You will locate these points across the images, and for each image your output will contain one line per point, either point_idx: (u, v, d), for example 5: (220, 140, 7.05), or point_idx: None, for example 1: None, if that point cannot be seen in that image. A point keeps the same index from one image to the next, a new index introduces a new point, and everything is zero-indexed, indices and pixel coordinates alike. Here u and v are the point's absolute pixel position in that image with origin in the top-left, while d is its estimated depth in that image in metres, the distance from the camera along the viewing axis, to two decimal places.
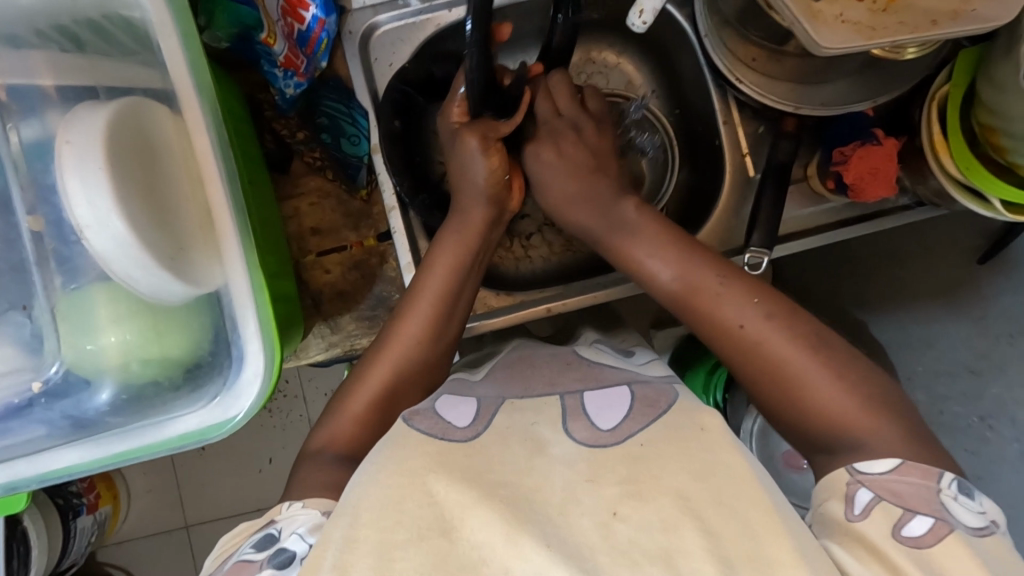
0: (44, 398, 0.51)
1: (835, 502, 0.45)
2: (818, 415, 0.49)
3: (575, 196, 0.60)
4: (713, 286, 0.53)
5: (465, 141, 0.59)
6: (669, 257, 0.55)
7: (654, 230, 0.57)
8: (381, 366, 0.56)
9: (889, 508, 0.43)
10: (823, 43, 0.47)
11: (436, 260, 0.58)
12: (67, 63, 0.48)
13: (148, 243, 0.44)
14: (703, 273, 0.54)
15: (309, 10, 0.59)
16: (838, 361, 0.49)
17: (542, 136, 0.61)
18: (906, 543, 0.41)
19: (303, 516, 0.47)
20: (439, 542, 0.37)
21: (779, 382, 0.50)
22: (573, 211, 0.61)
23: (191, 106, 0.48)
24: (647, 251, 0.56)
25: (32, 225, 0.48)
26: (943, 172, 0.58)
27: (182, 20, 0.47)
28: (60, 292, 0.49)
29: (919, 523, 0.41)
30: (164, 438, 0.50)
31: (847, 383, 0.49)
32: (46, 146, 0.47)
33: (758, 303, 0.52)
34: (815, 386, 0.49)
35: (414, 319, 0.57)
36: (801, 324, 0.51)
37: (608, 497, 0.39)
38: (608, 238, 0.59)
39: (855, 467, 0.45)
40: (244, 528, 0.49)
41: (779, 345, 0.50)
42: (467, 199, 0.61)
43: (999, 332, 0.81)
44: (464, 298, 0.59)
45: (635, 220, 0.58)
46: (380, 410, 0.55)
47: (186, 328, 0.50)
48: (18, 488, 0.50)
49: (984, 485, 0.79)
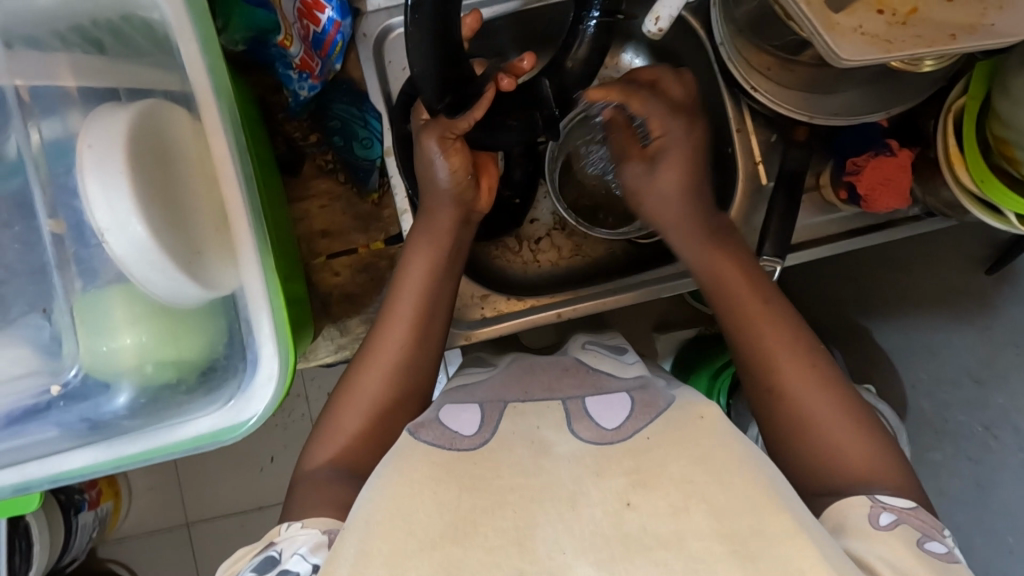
0: (63, 401, 0.50)
1: (857, 514, 0.45)
2: (837, 463, 0.49)
3: (690, 187, 0.60)
4: (786, 322, 0.55)
5: (423, 144, 0.59)
6: (756, 282, 0.56)
7: (742, 255, 0.58)
8: (376, 375, 0.57)
9: (909, 529, 0.44)
10: (843, 54, 0.47)
11: (412, 260, 0.60)
12: (87, 66, 0.48)
13: (167, 247, 0.44)
14: (778, 308, 0.55)
15: (324, 12, 0.60)
16: (873, 427, 0.51)
17: (687, 122, 0.60)
18: (929, 553, 0.42)
19: (303, 535, 0.47)
20: (445, 551, 0.37)
21: (807, 425, 0.51)
22: (679, 205, 0.60)
23: (209, 109, 0.48)
24: (706, 261, 0.58)
25: (53, 228, 0.47)
26: (959, 185, 0.58)
27: (202, 25, 0.47)
28: (80, 293, 0.49)
29: (937, 545, 0.43)
30: (180, 439, 0.50)
31: (877, 448, 0.50)
32: (67, 147, 0.47)
33: (807, 335, 0.55)
34: (847, 440, 0.50)
35: (399, 324, 0.58)
36: (847, 387, 0.53)
37: (616, 488, 0.39)
38: (699, 242, 0.59)
39: (876, 495, 0.46)
40: (240, 556, 0.48)
41: (815, 389, 0.52)
42: (432, 199, 0.61)
43: (1003, 341, 0.79)
44: (444, 296, 0.60)
45: (727, 233, 0.60)
46: (372, 419, 0.56)
47: (201, 331, 0.51)
48: (28, 488, 0.50)
49: (984, 494, 0.78)
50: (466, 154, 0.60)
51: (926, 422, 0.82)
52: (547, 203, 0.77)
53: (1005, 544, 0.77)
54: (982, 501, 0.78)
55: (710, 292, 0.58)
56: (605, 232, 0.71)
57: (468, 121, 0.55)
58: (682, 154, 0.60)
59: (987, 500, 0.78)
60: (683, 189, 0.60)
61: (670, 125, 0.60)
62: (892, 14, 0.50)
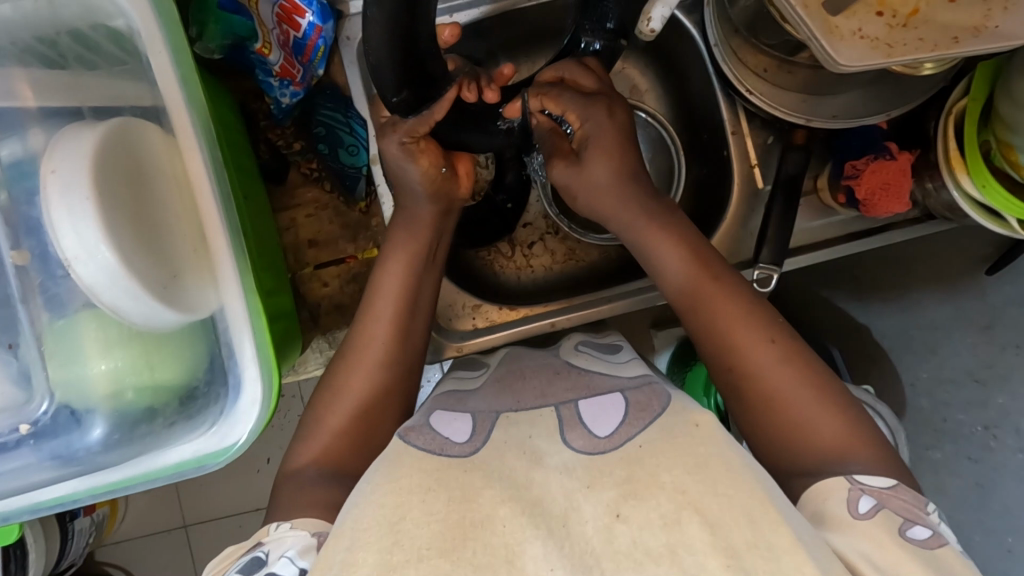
0: (33, 438, 0.50)
1: (834, 501, 0.42)
2: (811, 445, 0.47)
3: (627, 171, 0.58)
4: (736, 305, 0.53)
5: (387, 151, 0.57)
6: (709, 264, 0.55)
7: (686, 233, 0.57)
8: (351, 388, 0.55)
9: (891, 514, 0.41)
10: (841, 59, 0.46)
11: (388, 265, 0.58)
12: (47, 82, 0.46)
13: (141, 272, 0.43)
14: (729, 294, 0.53)
15: (305, 17, 0.57)
16: (843, 399, 0.49)
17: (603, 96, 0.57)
18: (912, 543, 0.39)
19: (291, 538, 0.45)
20: (435, 563, 0.35)
21: (777, 406, 0.49)
22: (615, 194, 0.58)
23: (184, 124, 0.46)
24: (669, 243, 0.56)
25: (16, 259, 0.46)
26: (958, 188, 0.56)
27: (173, 33, 0.45)
28: (47, 325, 0.47)
29: (921, 529, 0.41)
30: (161, 467, 0.49)
31: (849, 418, 0.48)
32: (30, 173, 0.46)
33: (784, 326, 0.52)
34: (817, 417, 0.48)
35: (377, 328, 0.57)
36: (815, 362, 0.51)
37: (607, 499, 0.37)
38: (637, 218, 0.57)
39: (854, 477, 0.44)
40: (228, 555, 0.46)
41: (794, 376, 0.50)
42: (410, 198, 0.60)
43: (1005, 341, 0.78)
44: (426, 289, 0.59)
45: (671, 213, 0.58)
46: (359, 436, 0.54)
47: (180, 357, 0.49)
48: (9, 519, 0.49)
49: (984, 493, 0.77)
50: (436, 151, 0.58)
51: (925, 420, 0.81)
52: (538, 208, 0.75)
53: (1004, 544, 0.77)
54: (981, 503, 0.78)
55: (667, 287, 0.56)
56: (598, 236, 0.69)
57: (428, 123, 0.52)
58: (611, 139, 0.58)
59: (987, 499, 0.77)
60: (619, 179, 0.58)
61: (589, 116, 0.57)
62: (892, 15, 0.47)
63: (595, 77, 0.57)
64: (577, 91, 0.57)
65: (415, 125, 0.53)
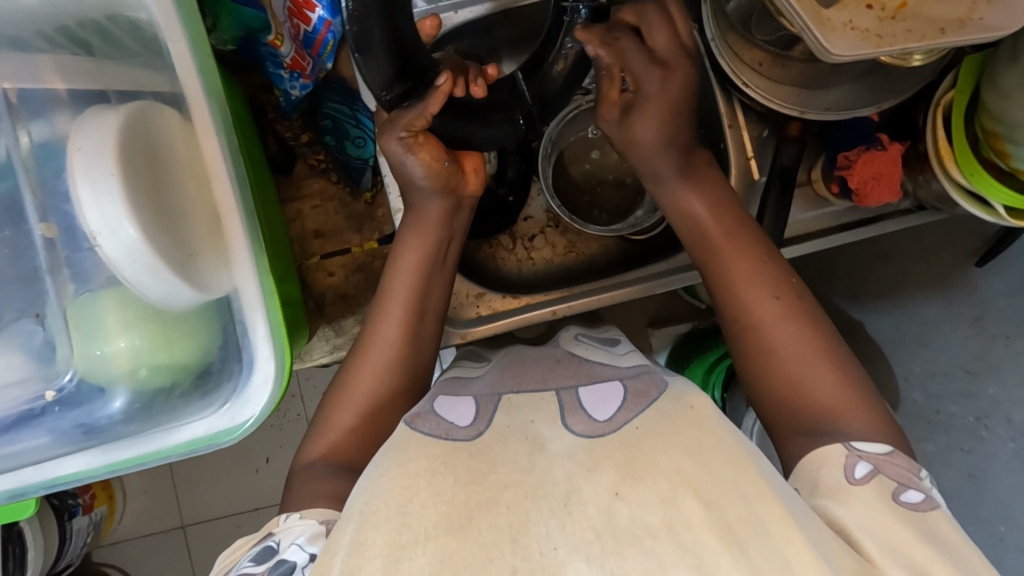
0: (58, 406, 0.51)
1: (830, 469, 0.44)
2: (806, 402, 0.49)
3: (671, 134, 0.59)
4: (752, 262, 0.54)
5: (388, 144, 0.57)
6: (725, 214, 0.57)
7: (718, 195, 0.58)
8: (363, 380, 0.56)
9: (886, 480, 0.43)
10: (834, 50, 0.48)
11: (402, 257, 0.59)
12: (75, 67, 0.48)
13: (161, 248, 0.44)
14: (744, 245, 0.55)
15: (315, 10, 0.60)
16: (846, 365, 0.50)
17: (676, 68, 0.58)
18: (906, 506, 0.41)
19: (301, 526, 0.47)
20: (443, 541, 0.35)
21: (776, 362, 0.50)
22: (659, 150, 0.59)
23: (201, 109, 0.48)
24: (697, 196, 0.58)
25: (45, 232, 0.48)
26: (948, 178, 0.59)
27: (190, 23, 0.46)
28: (71, 298, 0.49)
29: (914, 493, 0.42)
30: (172, 444, 0.50)
31: (849, 382, 0.49)
32: (55, 149, 0.48)
33: (794, 283, 0.53)
34: (816, 376, 0.49)
35: (393, 318, 0.57)
36: (819, 321, 0.52)
37: (606, 480, 0.37)
38: (671, 179, 0.59)
39: (851, 443, 0.45)
40: (241, 543, 0.48)
41: (794, 333, 0.51)
42: (418, 196, 0.60)
43: (996, 332, 0.76)
44: (436, 290, 0.59)
45: (701, 171, 0.59)
46: (366, 433, 0.55)
47: (196, 335, 0.51)
48: (24, 494, 0.50)
49: (977, 483, 0.74)
50: (434, 144, 0.58)
51: (917, 413, 0.80)
52: (539, 201, 0.76)
53: (998, 533, 0.73)
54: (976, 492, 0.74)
55: (685, 235, 0.58)
56: (597, 227, 0.70)
57: (426, 117, 0.53)
58: (662, 102, 0.58)
59: (981, 489, 0.74)
60: (661, 140, 0.59)
61: (646, 74, 0.58)
62: (882, 8, 0.49)
63: (669, 32, 0.58)
64: (643, 48, 0.57)
65: (414, 117, 0.53)
